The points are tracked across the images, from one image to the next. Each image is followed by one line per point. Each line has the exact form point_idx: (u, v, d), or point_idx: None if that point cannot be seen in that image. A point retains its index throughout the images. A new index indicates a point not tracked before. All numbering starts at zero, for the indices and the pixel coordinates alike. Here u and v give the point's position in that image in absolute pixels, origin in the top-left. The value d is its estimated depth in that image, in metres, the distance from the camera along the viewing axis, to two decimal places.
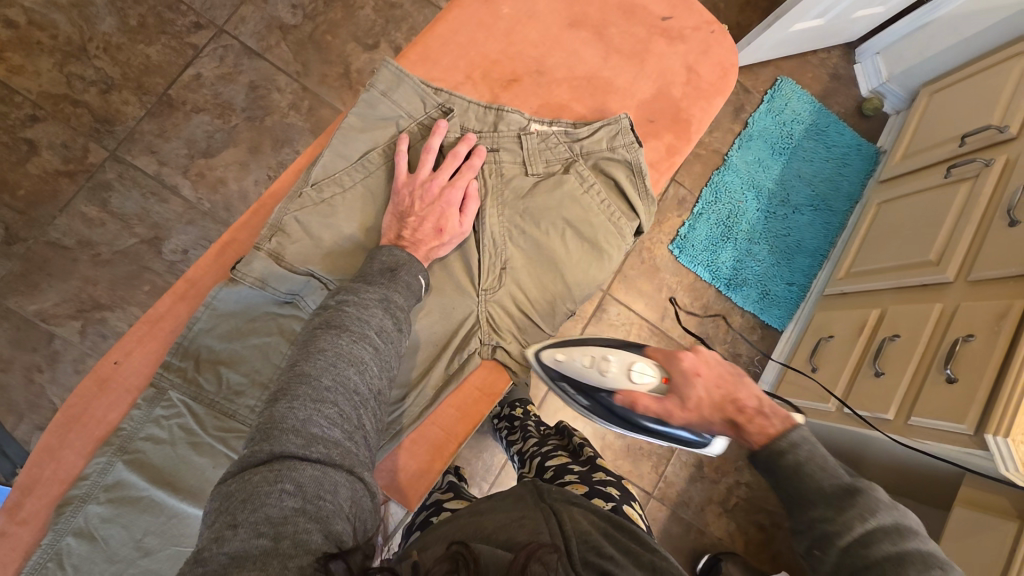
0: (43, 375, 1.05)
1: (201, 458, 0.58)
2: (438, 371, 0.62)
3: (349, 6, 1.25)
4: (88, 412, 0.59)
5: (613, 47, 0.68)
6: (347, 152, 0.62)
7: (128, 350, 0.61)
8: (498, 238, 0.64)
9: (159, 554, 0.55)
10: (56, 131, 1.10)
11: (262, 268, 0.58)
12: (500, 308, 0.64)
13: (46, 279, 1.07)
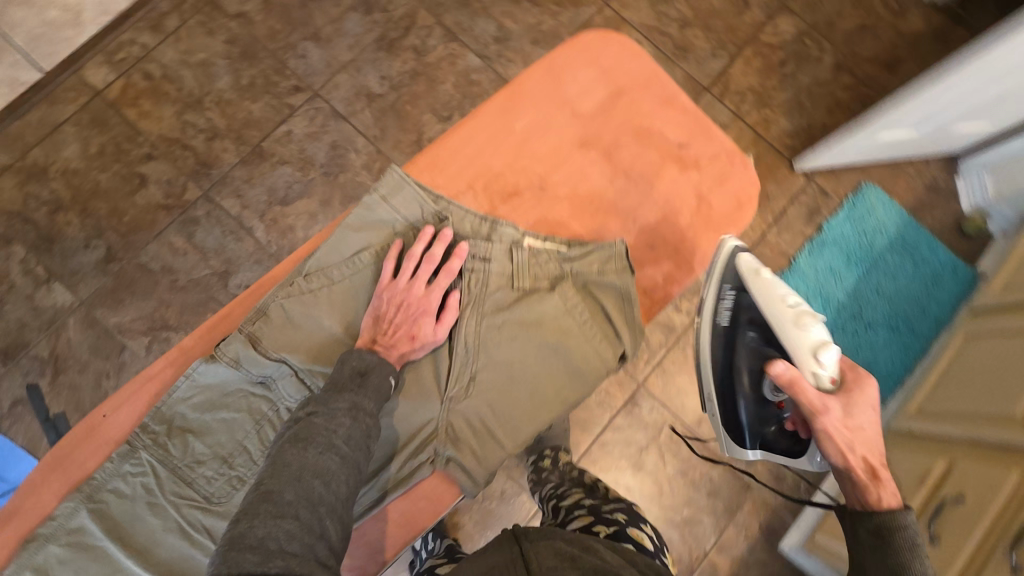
0: (110, 381, 1.18)
1: (155, 518, 0.68)
2: (392, 472, 0.71)
3: (432, 81, 1.36)
4: (74, 454, 0.71)
5: (620, 169, 0.79)
6: (341, 252, 0.73)
7: (117, 406, 0.73)
8: (472, 348, 0.72)
9: None
10: (165, 170, 1.27)
11: (245, 350, 0.70)
12: (464, 416, 0.71)
13: (130, 296, 1.22)
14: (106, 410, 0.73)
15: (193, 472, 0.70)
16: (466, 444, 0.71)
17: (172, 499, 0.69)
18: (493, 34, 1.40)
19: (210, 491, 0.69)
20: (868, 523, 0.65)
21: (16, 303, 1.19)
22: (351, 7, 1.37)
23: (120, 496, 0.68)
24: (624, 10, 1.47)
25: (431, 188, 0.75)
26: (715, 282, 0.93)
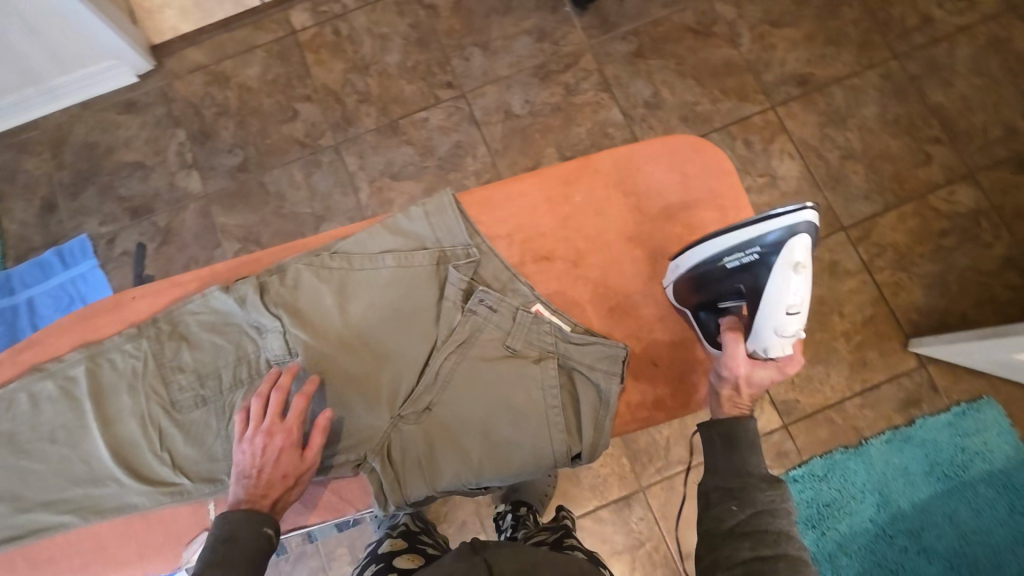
0: (197, 266, 1.34)
1: (126, 400, 0.79)
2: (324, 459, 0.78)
3: (569, 120, 1.40)
4: (97, 317, 0.85)
5: (657, 277, 0.86)
6: (367, 247, 0.81)
7: (144, 294, 0.85)
8: (443, 380, 0.78)
9: (60, 447, 0.79)
10: (314, 113, 1.42)
11: (252, 296, 0.79)
12: (409, 438, 0.78)
13: (241, 205, 1.37)
14: (134, 294, 0.85)
15: (169, 375, 0.80)
16: (397, 463, 0.77)
17: (142, 390, 0.79)
18: (645, 99, 1.42)
19: (172, 397, 0.79)
20: (720, 428, 0.75)
21: (159, 175, 1.39)
22: (526, 31, 1.46)
23: (111, 368, 0.81)
24: (786, 119, 1.40)
25: (474, 224, 0.83)
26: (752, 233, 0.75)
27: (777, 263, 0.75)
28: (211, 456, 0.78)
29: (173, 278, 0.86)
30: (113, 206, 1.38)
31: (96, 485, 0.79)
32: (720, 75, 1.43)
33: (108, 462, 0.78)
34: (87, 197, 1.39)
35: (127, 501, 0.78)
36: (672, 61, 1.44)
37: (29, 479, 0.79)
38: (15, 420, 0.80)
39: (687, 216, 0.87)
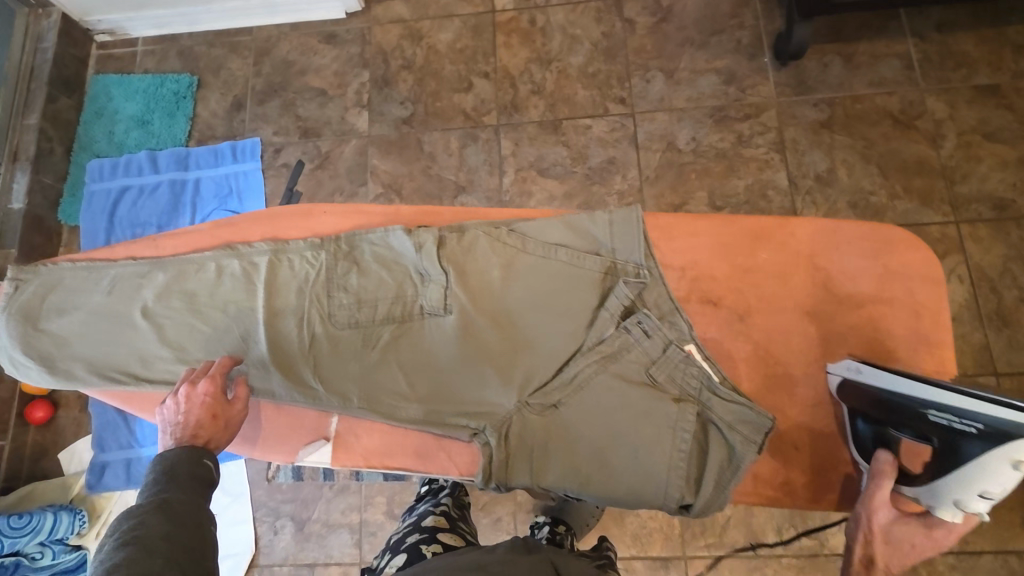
0: (340, 196, 1.43)
1: (296, 300, 0.89)
2: (450, 415, 0.84)
3: (730, 170, 1.36)
4: (291, 221, 0.96)
5: (819, 356, 0.84)
6: (542, 237, 0.87)
7: (334, 215, 0.96)
8: (580, 385, 0.82)
9: (226, 318, 0.90)
10: (487, 90, 1.47)
11: (435, 248, 0.87)
12: (532, 427, 0.82)
13: (396, 154, 1.45)
14: (326, 210, 0.97)
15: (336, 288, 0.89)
16: (511, 445, 0.82)
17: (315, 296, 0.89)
18: (818, 172, 1.34)
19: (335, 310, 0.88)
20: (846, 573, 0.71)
21: (335, 106, 1.50)
22: (715, 70, 1.43)
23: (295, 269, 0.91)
24: (969, 239, 1.27)
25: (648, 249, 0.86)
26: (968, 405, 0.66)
27: (987, 451, 0.65)
28: (349, 376, 0.86)
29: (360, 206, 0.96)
30: (289, 121, 1.50)
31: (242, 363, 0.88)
32: (907, 172, 1.32)
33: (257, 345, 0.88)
34: (270, 107, 1.52)
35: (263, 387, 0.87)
36: (860, 143, 1.35)
37: (189, 336, 0.90)
38: (198, 284, 0.92)
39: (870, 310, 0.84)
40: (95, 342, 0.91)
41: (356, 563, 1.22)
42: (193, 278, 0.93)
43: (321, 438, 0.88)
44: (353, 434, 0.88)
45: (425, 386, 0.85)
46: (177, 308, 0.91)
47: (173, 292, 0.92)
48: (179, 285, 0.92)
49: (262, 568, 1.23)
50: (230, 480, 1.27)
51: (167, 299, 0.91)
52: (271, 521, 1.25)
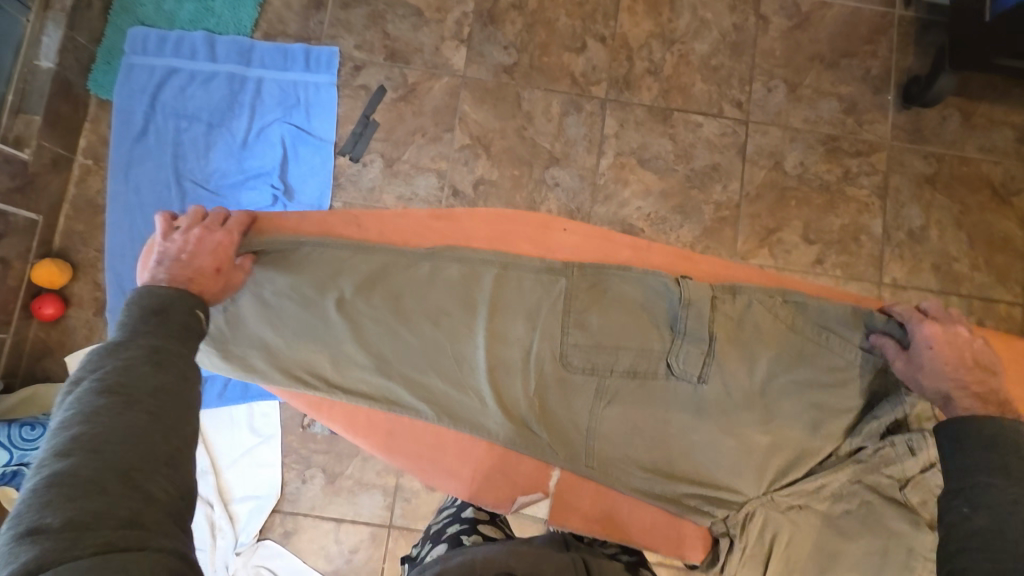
0: (421, 139, 1.30)
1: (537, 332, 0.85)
2: (686, 489, 0.85)
3: (829, 206, 1.32)
4: (526, 235, 0.92)
5: None
6: (818, 316, 0.85)
7: (578, 236, 0.93)
8: (830, 490, 0.83)
9: (449, 330, 0.85)
10: (601, 57, 1.34)
11: (707, 312, 0.83)
12: (774, 523, 0.82)
13: (489, 105, 1.31)
14: (566, 226, 0.93)
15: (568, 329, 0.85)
16: (750, 536, 0.83)
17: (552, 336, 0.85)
18: (911, 227, 1.33)
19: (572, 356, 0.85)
20: None
21: (430, 32, 1.33)
22: (838, 95, 1.36)
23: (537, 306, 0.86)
24: None
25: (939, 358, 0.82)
26: None
27: None
28: (577, 423, 0.85)
29: (603, 228, 0.93)
30: (375, 37, 1.32)
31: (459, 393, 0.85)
32: (992, 247, 1.33)
33: (478, 378, 0.85)
34: (355, 14, 1.32)
35: (481, 421, 0.85)
36: (957, 206, 1.34)
37: (407, 349, 0.85)
38: (413, 290, 0.86)
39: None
40: (285, 326, 0.84)
41: (385, 526, 1.18)
42: (402, 278, 0.86)
43: (541, 493, 0.88)
44: (570, 493, 0.88)
45: (668, 452, 0.85)
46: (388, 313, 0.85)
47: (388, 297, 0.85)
48: (394, 289, 0.85)
49: (284, 514, 1.18)
50: (262, 420, 1.19)
51: (378, 304, 0.85)
52: (300, 468, 1.19)
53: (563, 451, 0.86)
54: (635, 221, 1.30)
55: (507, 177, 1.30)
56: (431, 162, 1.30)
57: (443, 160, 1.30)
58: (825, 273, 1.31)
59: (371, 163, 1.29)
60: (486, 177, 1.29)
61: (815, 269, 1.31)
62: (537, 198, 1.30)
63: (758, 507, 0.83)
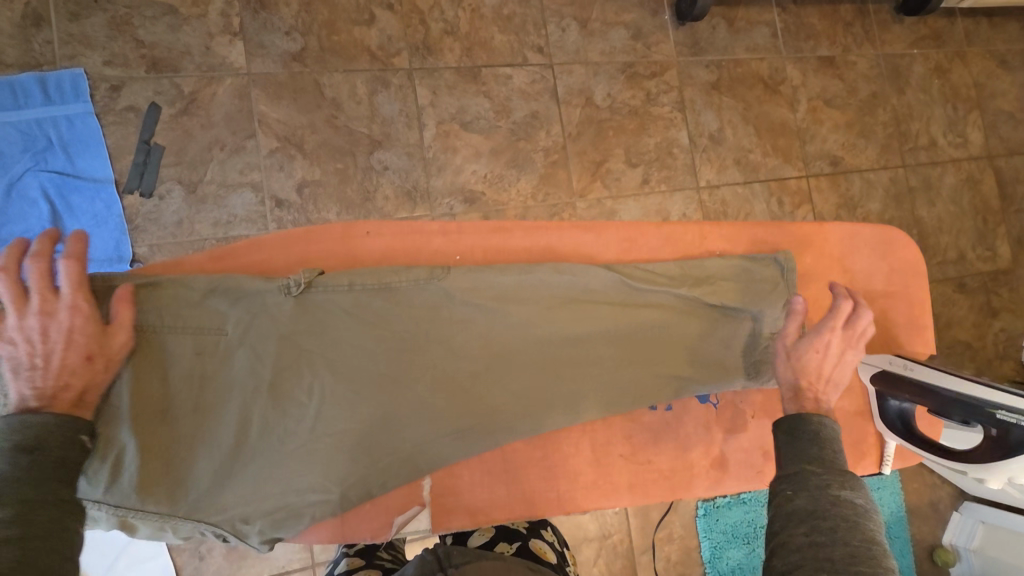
0: (221, 153, 1.16)
1: (391, 293, 0.88)
2: (417, 388, 0.89)
3: (642, 129, 1.42)
4: (352, 244, 0.96)
5: (909, 310, 1.08)
6: (225, 420, 0.83)
7: (373, 229, 0.98)
8: (370, 456, 0.88)
9: (387, 299, 0.88)
10: (394, 26, 1.28)
11: (235, 432, 0.83)
12: (362, 453, 0.88)
13: (290, 98, 1.20)
14: (366, 228, 0.97)
15: (384, 277, 0.88)
16: (406, 418, 0.89)
17: (410, 274, 0.89)
18: (711, 131, 1.48)
19: (309, 361, 0.86)
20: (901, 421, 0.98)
21: (194, 30, 1.16)
22: (624, 24, 1.44)
23: (434, 280, 0.89)
24: (815, 191, 1.56)
25: (425, 398, 0.89)
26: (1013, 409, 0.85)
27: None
28: (438, 334, 0.90)
29: (404, 225, 0.99)
30: (126, 47, 1.12)
31: (357, 376, 0.87)
32: (774, 133, 1.54)
33: (427, 304, 0.90)
34: (92, 24, 1.11)
35: (430, 338, 0.90)
36: (742, 104, 1.52)
37: (696, 364, 0.97)
38: (531, 317, 0.93)
39: (879, 302, 1.08)
40: (413, 321, 0.89)
41: (308, 568, 1.11)
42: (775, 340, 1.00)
43: (437, 315, 0.90)
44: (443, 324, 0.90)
45: (417, 366, 0.89)
46: (574, 305, 0.95)
47: (594, 332, 0.94)
48: (639, 302, 0.96)
49: None
50: None
51: (485, 295, 0.91)
52: (194, 547, 1.08)
53: (460, 328, 0.91)
54: (472, 185, 1.30)
55: (331, 173, 1.21)
56: (238, 176, 1.16)
57: (251, 170, 1.17)
58: (652, 191, 1.42)
59: (169, 193, 1.12)
60: (306, 176, 1.20)
61: (643, 189, 1.41)
62: (369, 186, 1.23)
63: (386, 440, 0.88)
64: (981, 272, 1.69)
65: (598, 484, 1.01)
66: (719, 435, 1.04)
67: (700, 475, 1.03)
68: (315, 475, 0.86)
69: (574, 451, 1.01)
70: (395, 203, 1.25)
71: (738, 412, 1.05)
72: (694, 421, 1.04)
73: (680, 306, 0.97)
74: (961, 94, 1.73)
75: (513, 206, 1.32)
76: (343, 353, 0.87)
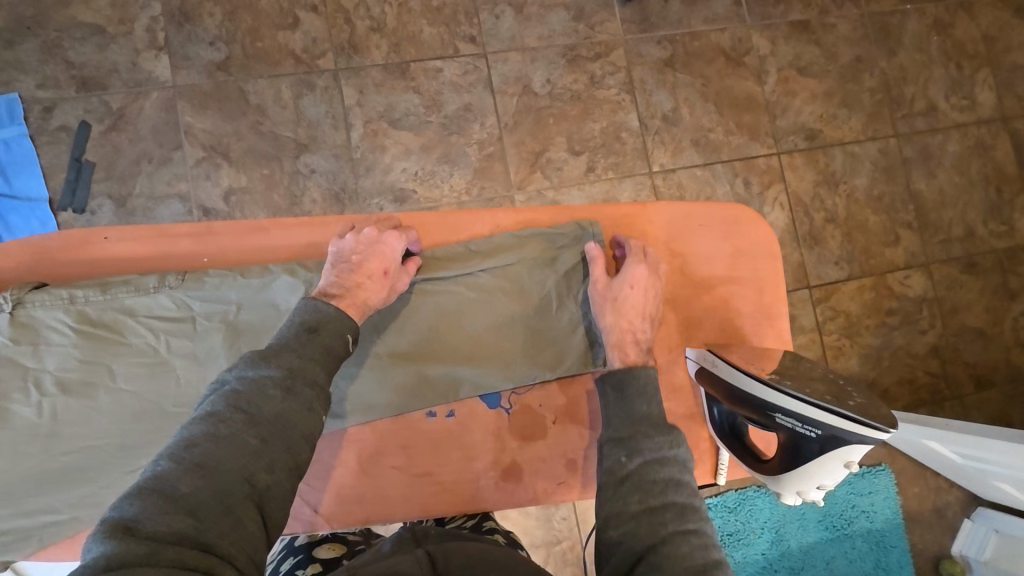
0: (148, 166, 1.19)
1: (127, 308, 0.80)
2: (145, 408, 0.78)
3: (586, 114, 1.35)
4: (88, 252, 0.83)
5: (762, 300, 0.90)
6: None
7: (119, 235, 0.83)
8: (97, 488, 0.77)
9: (116, 315, 0.79)
10: (318, 27, 1.27)
11: None
12: (86, 485, 0.77)
13: (216, 108, 1.22)
14: (108, 234, 0.83)
15: (112, 288, 0.80)
16: (134, 446, 0.78)
17: (140, 283, 0.80)
18: (664, 111, 1.39)
19: (36, 380, 0.77)
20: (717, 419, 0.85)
21: (121, 48, 1.20)
22: (564, 5, 1.37)
23: (167, 288, 0.80)
24: (788, 169, 1.43)
25: (158, 422, 0.78)
26: (819, 415, 0.73)
27: (825, 451, 0.74)
28: (166, 347, 0.80)
29: (156, 227, 0.84)
30: (57, 70, 1.17)
31: (89, 391, 0.78)
32: (738, 109, 1.42)
33: (155, 317, 0.80)
34: (25, 50, 1.17)
35: (160, 353, 0.80)
36: (699, 80, 1.41)
37: (489, 360, 0.85)
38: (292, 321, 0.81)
39: (720, 290, 0.90)
40: (140, 337, 0.80)
41: None
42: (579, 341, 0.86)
43: (172, 327, 0.80)
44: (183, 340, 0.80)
45: (144, 385, 0.79)
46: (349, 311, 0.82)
47: (369, 329, 0.83)
48: (429, 303, 0.84)
49: None
50: None
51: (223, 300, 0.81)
52: None
53: (192, 340, 0.80)
54: (403, 183, 1.27)
55: (258, 179, 1.22)
56: (166, 187, 1.19)
57: (178, 181, 1.19)
58: (599, 178, 1.34)
59: (100, 208, 1.16)
60: (231, 184, 1.21)
61: (589, 177, 1.34)
62: (296, 190, 1.23)
63: (114, 472, 0.77)
64: (995, 249, 1.50)
65: (363, 500, 0.83)
66: (510, 441, 0.86)
67: (487, 488, 0.85)
68: (42, 494, 0.76)
69: (337, 462, 0.83)
70: (323, 206, 1.24)
71: (536, 417, 0.86)
72: (481, 430, 0.85)
73: (462, 294, 0.85)
74: (967, 50, 1.54)
75: (446, 202, 1.28)
76: (59, 373, 0.78)
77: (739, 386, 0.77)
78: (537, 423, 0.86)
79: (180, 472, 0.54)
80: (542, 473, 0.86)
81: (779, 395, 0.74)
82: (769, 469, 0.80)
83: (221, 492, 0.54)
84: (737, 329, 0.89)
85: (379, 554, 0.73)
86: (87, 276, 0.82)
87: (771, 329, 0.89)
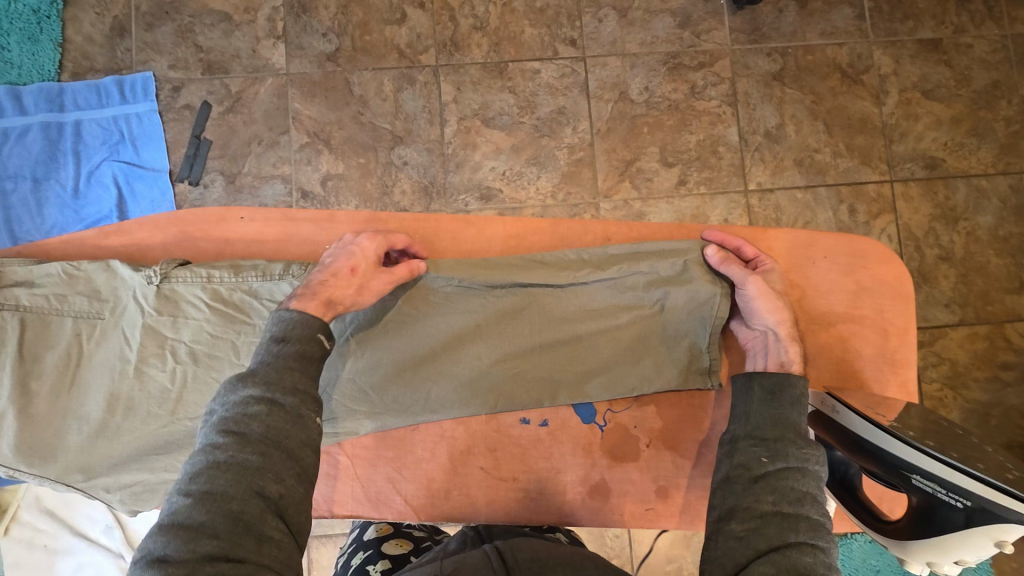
0: (257, 147, 1.26)
1: (253, 289, 0.84)
2: None
3: (682, 125, 1.30)
4: (222, 229, 0.89)
5: (886, 345, 0.84)
6: (89, 396, 0.83)
7: (252, 217, 0.90)
8: None
9: (245, 296, 0.84)
10: (424, 24, 1.30)
11: (97, 413, 0.83)
12: None
13: (322, 96, 1.27)
14: (241, 215, 0.90)
15: (244, 271, 0.84)
16: None
17: (267, 268, 0.83)
18: (767, 127, 1.31)
19: (171, 349, 0.84)
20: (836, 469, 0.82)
21: (244, 35, 1.28)
22: (671, 11, 1.33)
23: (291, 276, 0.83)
24: (900, 199, 1.32)
25: None
26: (962, 480, 0.66)
27: (972, 525, 0.66)
28: None
29: (281, 210, 0.90)
30: (187, 53, 1.27)
31: (216, 363, 0.84)
32: (851, 131, 1.33)
33: (278, 302, 0.84)
34: (163, 33, 1.27)
35: None
36: (810, 97, 1.33)
37: (590, 374, 0.84)
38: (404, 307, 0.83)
39: (838, 327, 0.85)
40: (264, 320, 0.84)
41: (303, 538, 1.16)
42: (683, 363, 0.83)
43: None
44: None
45: None
46: (454, 306, 0.83)
47: (472, 328, 0.83)
48: (532, 308, 0.83)
49: None
50: None
51: None
52: None
53: None
54: (489, 181, 1.28)
55: (353, 167, 1.27)
56: (271, 168, 1.26)
57: (282, 163, 1.26)
58: (689, 193, 1.29)
59: (212, 182, 1.25)
60: (329, 171, 1.26)
61: (679, 191, 1.29)
62: (387, 180, 1.27)
63: None
64: None
65: (449, 497, 0.85)
66: (600, 457, 0.86)
67: (573, 503, 0.85)
68: (169, 453, 0.83)
69: (428, 455, 0.86)
70: (411, 198, 1.27)
71: (630, 437, 0.85)
72: (572, 442, 0.86)
73: (571, 302, 0.83)
74: None
75: (531, 204, 1.28)
76: (193, 345, 0.84)
77: (864, 437, 0.73)
78: (630, 445, 0.85)
79: (195, 502, 0.59)
80: (629, 494, 0.85)
81: (911, 451, 0.69)
82: (894, 531, 0.75)
83: (243, 519, 0.59)
84: (850, 371, 0.84)
85: (446, 550, 0.75)
86: (220, 255, 0.89)
87: (890, 378, 0.84)
